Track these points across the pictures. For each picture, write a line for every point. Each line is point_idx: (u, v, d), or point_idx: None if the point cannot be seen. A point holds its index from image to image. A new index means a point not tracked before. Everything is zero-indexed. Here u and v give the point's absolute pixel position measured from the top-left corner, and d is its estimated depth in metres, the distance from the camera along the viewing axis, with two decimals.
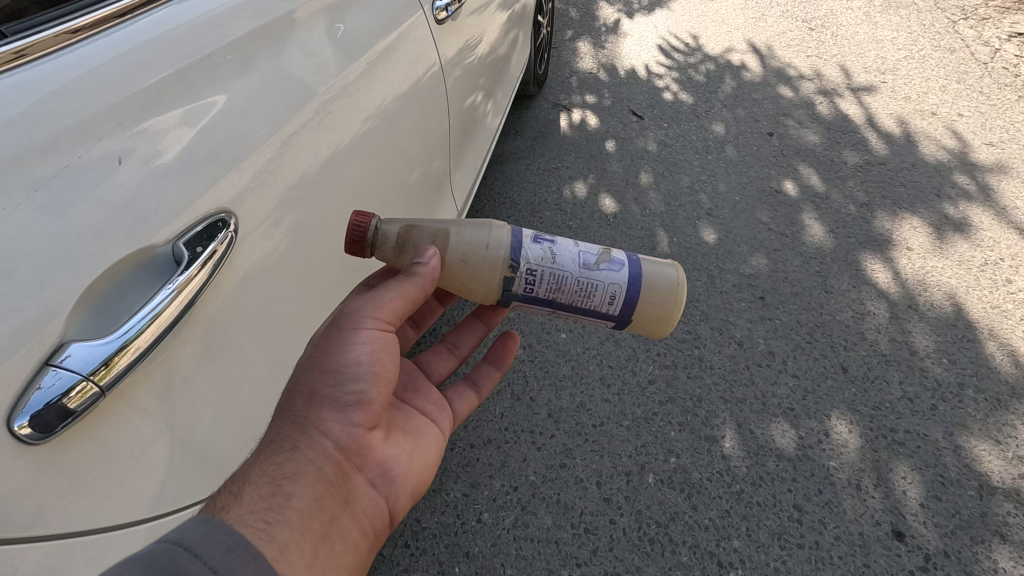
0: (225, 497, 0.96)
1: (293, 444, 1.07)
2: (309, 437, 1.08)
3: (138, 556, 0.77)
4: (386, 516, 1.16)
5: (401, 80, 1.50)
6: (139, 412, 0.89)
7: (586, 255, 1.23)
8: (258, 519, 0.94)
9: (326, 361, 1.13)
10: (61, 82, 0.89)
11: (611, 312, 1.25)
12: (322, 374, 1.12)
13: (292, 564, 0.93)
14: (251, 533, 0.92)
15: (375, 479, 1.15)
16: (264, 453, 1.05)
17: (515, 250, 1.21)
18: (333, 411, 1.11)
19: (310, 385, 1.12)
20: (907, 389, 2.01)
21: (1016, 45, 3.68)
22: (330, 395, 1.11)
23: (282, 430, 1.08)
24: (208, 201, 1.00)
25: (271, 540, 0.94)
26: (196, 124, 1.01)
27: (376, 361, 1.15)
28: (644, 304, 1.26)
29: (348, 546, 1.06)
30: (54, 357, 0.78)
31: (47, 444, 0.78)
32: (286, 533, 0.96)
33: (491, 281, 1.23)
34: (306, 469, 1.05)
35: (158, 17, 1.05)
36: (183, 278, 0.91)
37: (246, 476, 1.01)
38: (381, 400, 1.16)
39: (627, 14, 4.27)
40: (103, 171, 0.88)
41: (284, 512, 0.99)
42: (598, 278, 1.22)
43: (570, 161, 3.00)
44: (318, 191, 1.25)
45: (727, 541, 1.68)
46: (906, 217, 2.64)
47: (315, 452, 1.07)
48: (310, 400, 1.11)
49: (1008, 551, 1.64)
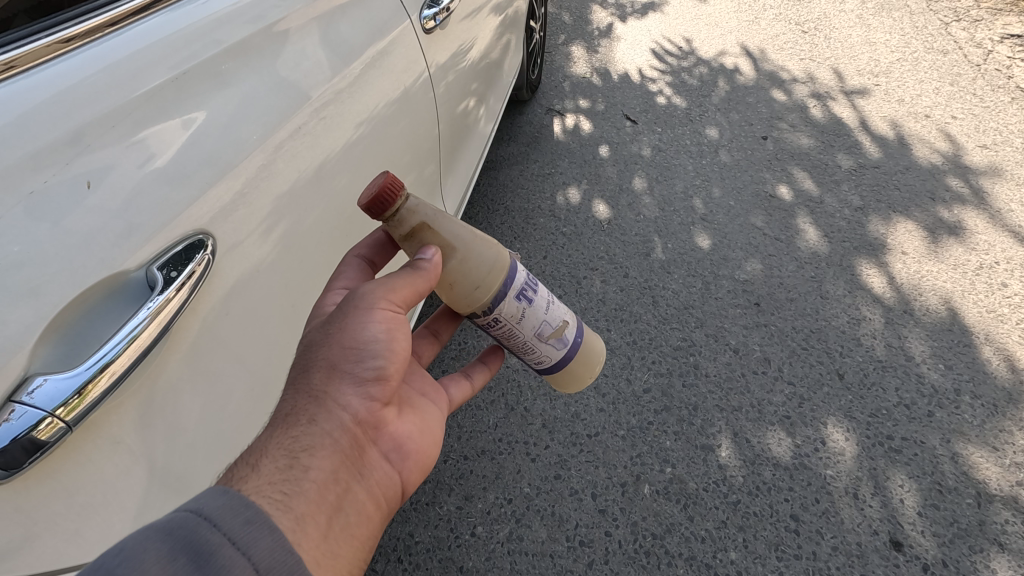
0: (242, 468, 0.86)
1: (310, 417, 0.95)
2: (328, 409, 0.97)
3: (157, 525, 0.71)
4: (397, 490, 1.07)
5: (392, 86, 1.47)
6: (112, 445, 0.87)
7: (544, 327, 1.19)
8: (276, 490, 0.84)
9: (345, 334, 1.01)
10: (42, 95, 0.87)
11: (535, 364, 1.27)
12: (345, 348, 1.00)
13: (308, 537, 0.84)
14: (267, 504, 0.81)
15: (388, 453, 1.07)
16: (279, 427, 0.93)
17: (498, 299, 1.11)
18: (350, 382, 1.00)
19: (330, 357, 0.99)
20: (903, 396, 2.00)
21: (1009, 47, 3.68)
22: (351, 368, 1.00)
23: (298, 404, 0.96)
24: (188, 220, 0.96)
25: (289, 510, 0.84)
26: (179, 137, 0.97)
27: (391, 339, 1.03)
28: (566, 371, 1.31)
29: (363, 517, 0.96)
30: (19, 392, 0.74)
31: (13, 480, 0.75)
32: (303, 503, 0.86)
33: (465, 309, 1.13)
34: (325, 441, 0.94)
35: (149, 26, 1.02)
36: (160, 301, 0.87)
37: (263, 448, 0.90)
38: (398, 374, 1.06)
39: (620, 17, 4.26)
40: (73, 194, 0.84)
41: (302, 484, 0.88)
42: (541, 347, 1.22)
43: (563, 167, 2.99)
44: (306, 202, 1.21)
45: (723, 553, 1.66)
46: (900, 221, 2.63)
47: (333, 423, 0.96)
48: (328, 374, 0.99)
49: (1007, 560, 1.62)
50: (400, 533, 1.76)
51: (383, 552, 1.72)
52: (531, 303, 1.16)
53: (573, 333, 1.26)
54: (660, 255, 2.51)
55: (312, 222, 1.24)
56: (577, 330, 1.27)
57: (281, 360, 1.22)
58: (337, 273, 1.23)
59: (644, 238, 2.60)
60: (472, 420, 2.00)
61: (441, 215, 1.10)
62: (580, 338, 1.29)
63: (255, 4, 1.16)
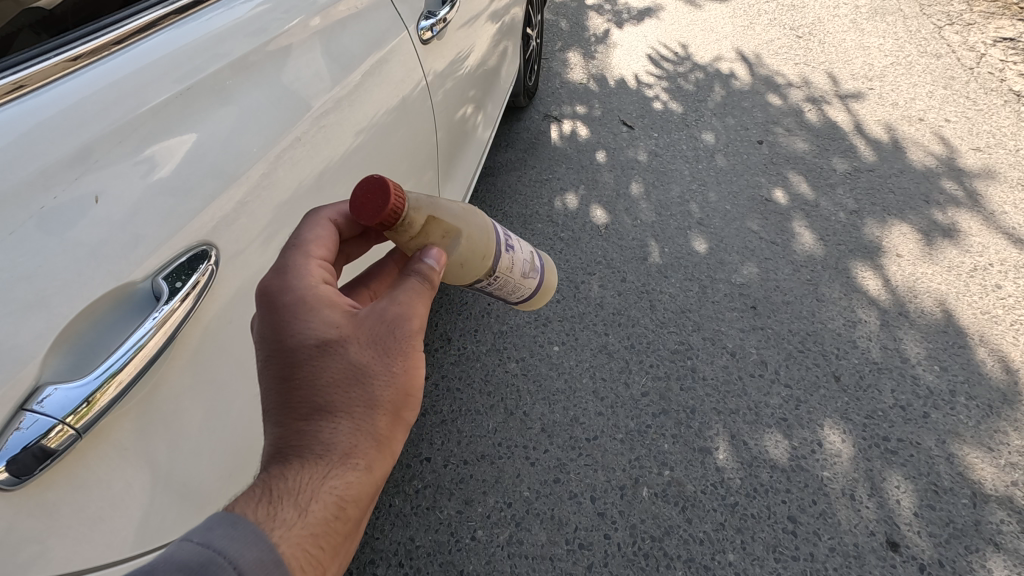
0: (287, 508, 0.78)
1: (365, 464, 0.86)
2: (380, 456, 0.88)
3: None
4: None
5: (390, 96, 1.49)
6: (118, 451, 0.89)
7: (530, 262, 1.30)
8: (317, 544, 0.79)
9: (406, 378, 0.90)
10: (49, 113, 0.89)
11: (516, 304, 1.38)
12: (406, 392, 0.91)
13: None
14: (306, 561, 0.76)
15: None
16: (328, 468, 0.83)
17: (495, 257, 1.21)
18: (402, 429, 0.92)
19: (389, 399, 0.89)
20: (899, 397, 2.01)
21: (1001, 50, 3.72)
22: (406, 411, 0.92)
23: (356, 445, 0.86)
24: (192, 231, 0.98)
25: (321, 567, 0.78)
26: (182, 150, 0.99)
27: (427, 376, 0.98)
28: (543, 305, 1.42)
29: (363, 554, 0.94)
30: (30, 400, 0.76)
31: (24, 488, 0.76)
32: (333, 558, 0.81)
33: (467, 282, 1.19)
34: (370, 491, 0.87)
35: (154, 43, 1.04)
36: (166, 310, 0.90)
37: (310, 491, 0.80)
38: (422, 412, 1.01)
39: (616, 24, 4.30)
40: (82, 209, 0.86)
41: (338, 538, 0.82)
42: (531, 282, 1.32)
43: (561, 172, 3.01)
44: (307, 210, 1.24)
45: (722, 554, 1.67)
46: (894, 223, 2.65)
47: (383, 470, 0.89)
48: (390, 417, 0.90)
49: (1002, 560, 1.64)
50: (401, 537, 1.77)
51: (384, 556, 1.73)
52: (514, 248, 1.26)
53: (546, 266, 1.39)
54: (658, 260, 2.54)
55: None
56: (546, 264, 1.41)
57: None
58: (313, 241, 1.05)
59: (641, 242, 2.62)
60: (472, 425, 2.02)
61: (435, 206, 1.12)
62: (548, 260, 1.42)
63: (257, 18, 1.19)
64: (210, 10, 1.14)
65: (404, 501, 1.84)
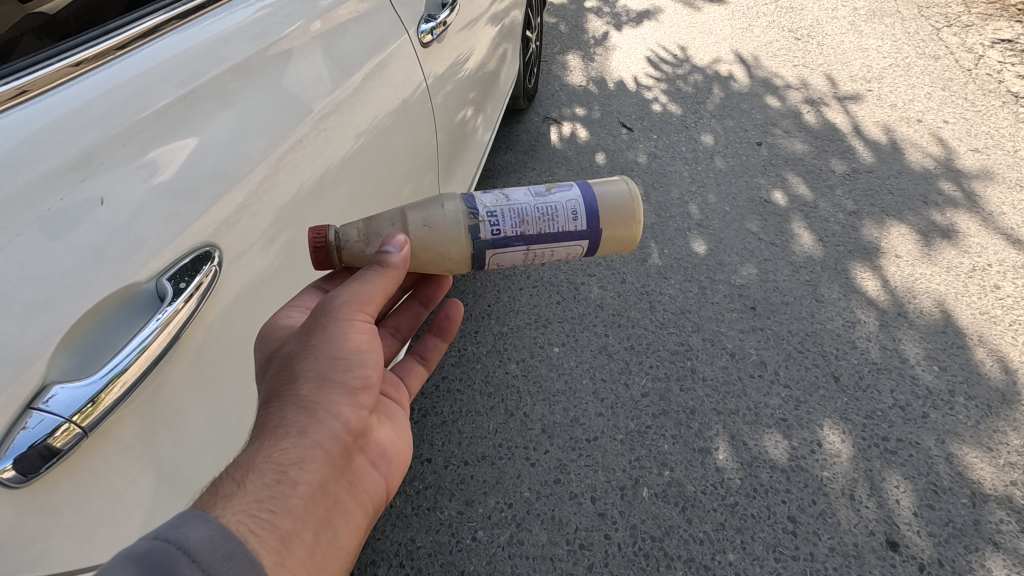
0: (228, 484, 0.89)
1: (301, 428, 0.97)
2: (316, 420, 0.99)
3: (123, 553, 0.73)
4: (383, 495, 1.11)
5: (390, 98, 1.50)
6: (124, 450, 0.90)
7: (534, 190, 1.25)
8: (263, 506, 0.87)
9: (326, 347, 1.03)
10: (53, 118, 0.89)
11: (578, 231, 1.24)
12: (329, 362, 1.03)
13: (294, 554, 0.87)
14: (251, 520, 0.84)
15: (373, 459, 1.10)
16: (266, 440, 0.94)
17: (470, 200, 1.21)
18: (338, 395, 1.03)
19: (312, 370, 1.01)
20: (899, 397, 2.02)
21: (999, 52, 3.73)
22: (336, 379, 1.03)
23: (287, 414, 0.97)
24: (194, 233, 0.99)
25: (275, 529, 0.87)
26: (184, 153, 1.00)
27: (369, 348, 1.08)
28: (608, 223, 1.26)
29: (351, 528, 1.00)
30: (37, 400, 0.77)
31: (31, 486, 0.77)
32: (290, 521, 0.89)
33: (456, 236, 1.19)
34: (315, 453, 0.97)
35: (156, 47, 1.05)
36: (170, 311, 0.91)
37: (250, 462, 0.91)
38: (377, 384, 1.10)
39: (616, 26, 4.32)
40: (86, 211, 0.87)
41: (290, 500, 0.91)
42: (553, 200, 1.23)
43: (561, 174, 3.02)
44: (308, 213, 1.25)
45: (722, 554, 1.68)
46: (893, 224, 2.66)
47: (324, 434, 0.99)
48: (317, 384, 1.01)
49: (1001, 559, 1.64)
50: (402, 538, 1.78)
51: (385, 557, 1.74)
52: (502, 190, 1.25)
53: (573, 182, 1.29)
54: (657, 261, 2.54)
55: (314, 231, 1.28)
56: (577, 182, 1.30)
57: None
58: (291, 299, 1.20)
59: (641, 243, 2.63)
60: (472, 426, 2.03)
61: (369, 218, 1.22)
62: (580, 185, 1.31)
63: (258, 22, 1.20)
64: (213, 14, 1.15)
65: (405, 502, 1.84)
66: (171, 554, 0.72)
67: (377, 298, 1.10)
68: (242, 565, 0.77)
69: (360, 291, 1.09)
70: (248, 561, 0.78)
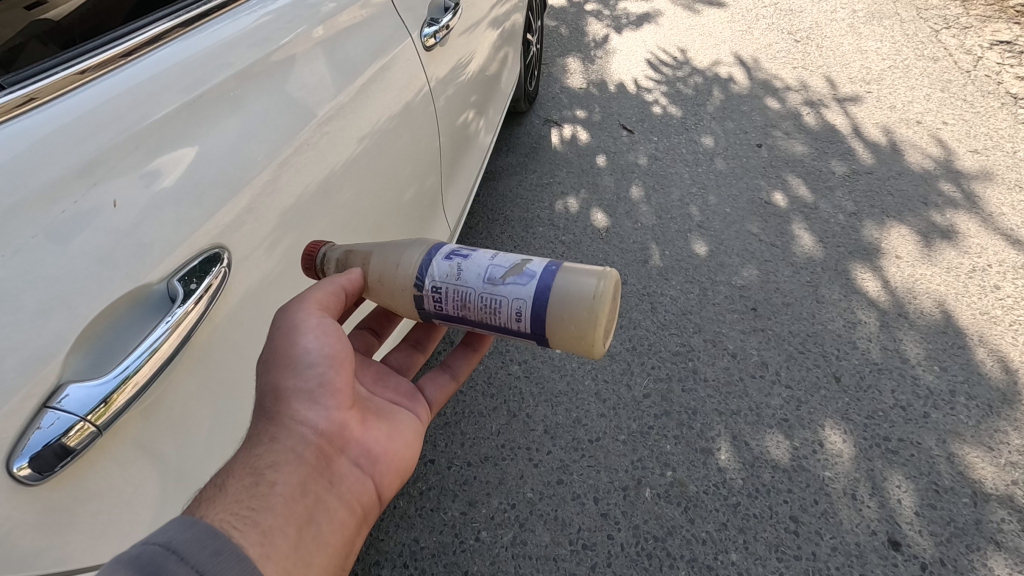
0: (210, 489, 0.94)
1: (271, 436, 1.02)
2: (286, 425, 1.03)
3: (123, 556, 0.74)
4: (375, 494, 1.14)
5: (391, 102, 1.51)
6: (135, 449, 0.91)
7: (494, 269, 1.15)
8: (243, 506, 0.92)
9: (288, 355, 1.07)
10: (62, 123, 0.91)
11: (521, 331, 1.14)
12: (279, 370, 1.06)
13: (279, 548, 0.92)
14: (233, 520, 0.89)
15: (357, 460, 1.12)
16: (243, 449, 1.01)
17: (421, 269, 1.19)
18: (305, 401, 1.06)
19: (276, 379, 1.06)
20: (899, 397, 2.03)
21: (998, 53, 3.75)
22: (290, 384, 1.06)
23: (258, 426, 1.04)
24: (202, 237, 1.01)
25: (256, 525, 0.92)
26: (191, 157, 1.02)
27: (333, 348, 1.10)
28: (557, 331, 1.12)
29: (336, 525, 1.04)
30: (53, 399, 0.79)
31: (47, 484, 0.79)
32: (271, 517, 0.94)
33: (405, 300, 1.21)
34: (288, 456, 1.01)
35: (162, 54, 1.07)
36: (180, 313, 0.92)
37: (228, 470, 0.97)
38: (350, 386, 1.12)
39: (616, 29, 4.34)
40: (97, 215, 0.89)
41: (269, 499, 0.96)
42: (501, 293, 1.13)
43: (562, 176, 3.04)
44: (312, 215, 1.26)
45: (724, 554, 1.68)
46: (893, 225, 2.67)
47: (295, 439, 1.03)
48: (276, 394, 1.05)
49: (1003, 559, 1.65)
50: (406, 539, 1.78)
51: (390, 557, 1.75)
52: (464, 258, 1.18)
53: (541, 267, 1.14)
54: (658, 262, 2.56)
55: (319, 233, 1.29)
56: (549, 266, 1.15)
57: None
58: None
59: (642, 245, 2.64)
60: (475, 427, 2.04)
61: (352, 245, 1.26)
62: (556, 266, 1.14)
63: (261, 28, 1.21)
64: (217, 21, 1.17)
65: (408, 503, 1.85)
66: (161, 554, 0.76)
67: (327, 298, 1.12)
68: (229, 560, 0.81)
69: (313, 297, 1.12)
70: (235, 556, 0.81)
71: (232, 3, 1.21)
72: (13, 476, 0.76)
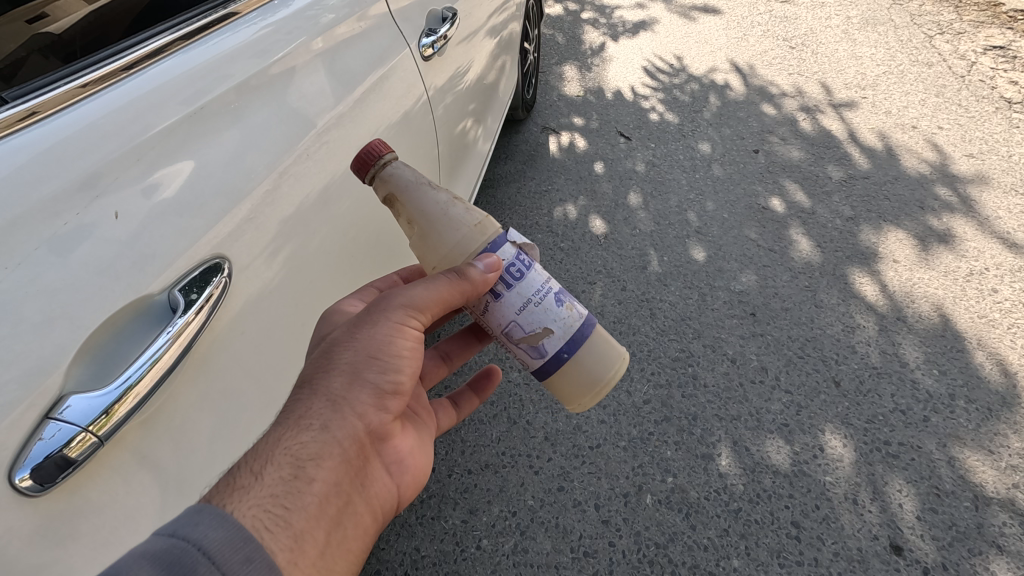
0: (246, 477, 0.91)
1: (323, 423, 1.00)
2: (343, 418, 1.02)
3: (153, 554, 0.74)
4: (393, 503, 1.12)
5: (390, 112, 1.53)
6: (136, 459, 0.92)
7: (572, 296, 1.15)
8: (276, 504, 0.90)
9: (368, 342, 1.07)
10: (64, 136, 0.91)
11: (564, 348, 1.12)
12: (368, 356, 1.06)
13: (306, 554, 0.89)
14: (265, 519, 0.87)
15: (390, 466, 1.12)
16: (289, 430, 0.97)
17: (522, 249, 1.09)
18: (369, 395, 1.06)
19: (350, 361, 1.05)
20: (899, 401, 2.03)
21: (992, 58, 3.78)
22: (367, 374, 1.06)
23: (314, 407, 1.00)
24: (203, 247, 1.01)
25: (288, 527, 0.89)
26: (193, 168, 1.03)
27: (411, 357, 1.10)
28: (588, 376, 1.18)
29: (360, 530, 1.02)
30: (54, 410, 0.79)
31: (49, 495, 0.79)
32: (303, 519, 0.91)
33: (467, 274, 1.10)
34: (333, 451, 0.99)
35: (163, 67, 1.07)
36: (180, 324, 0.92)
37: (268, 454, 0.94)
38: (409, 392, 1.13)
39: (612, 37, 4.38)
40: (99, 228, 0.89)
41: (304, 497, 0.93)
42: (571, 315, 1.12)
43: (560, 184, 3.05)
44: (312, 224, 1.27)
45: (726, 560, 1.68)
46: (890, 229, 2.68)
47: (345, 432, 1.02)
48: (349, 379, 1.04)
49: (1006, 562, 1.65)
50: (406, 547, 1.78)
51: (390, 567, 1.74)
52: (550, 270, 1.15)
53: (563, 344, 1.12)
54: (657, 268, 2.56)
55: (319, 243, 1.30)
56: (571, 344, 1.13)
57: (291, 376, 1.28)
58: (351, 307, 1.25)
59: (641, 251, 2.65)
60: (475, 435, 2.03)
61: (410, 188, 1.09)
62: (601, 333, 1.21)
63: (261, 39, 1.21)
64: (218, 33, 1.17)
65: (409, 511, 1.85)
66: (191, 556, 0.76)
67: (437, 305, 1.06)
68: (261, 567, 0.80)
69: (424, 294, 1.08)
70: (265, 564, 0.81)
71: (233, 16, 1.22)
72: (14, 487, 0.76)
